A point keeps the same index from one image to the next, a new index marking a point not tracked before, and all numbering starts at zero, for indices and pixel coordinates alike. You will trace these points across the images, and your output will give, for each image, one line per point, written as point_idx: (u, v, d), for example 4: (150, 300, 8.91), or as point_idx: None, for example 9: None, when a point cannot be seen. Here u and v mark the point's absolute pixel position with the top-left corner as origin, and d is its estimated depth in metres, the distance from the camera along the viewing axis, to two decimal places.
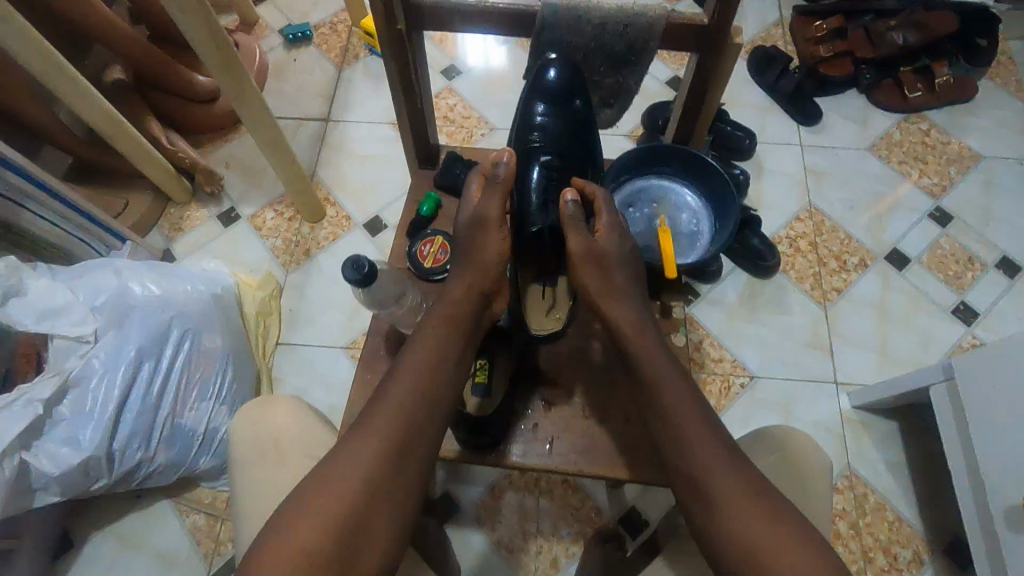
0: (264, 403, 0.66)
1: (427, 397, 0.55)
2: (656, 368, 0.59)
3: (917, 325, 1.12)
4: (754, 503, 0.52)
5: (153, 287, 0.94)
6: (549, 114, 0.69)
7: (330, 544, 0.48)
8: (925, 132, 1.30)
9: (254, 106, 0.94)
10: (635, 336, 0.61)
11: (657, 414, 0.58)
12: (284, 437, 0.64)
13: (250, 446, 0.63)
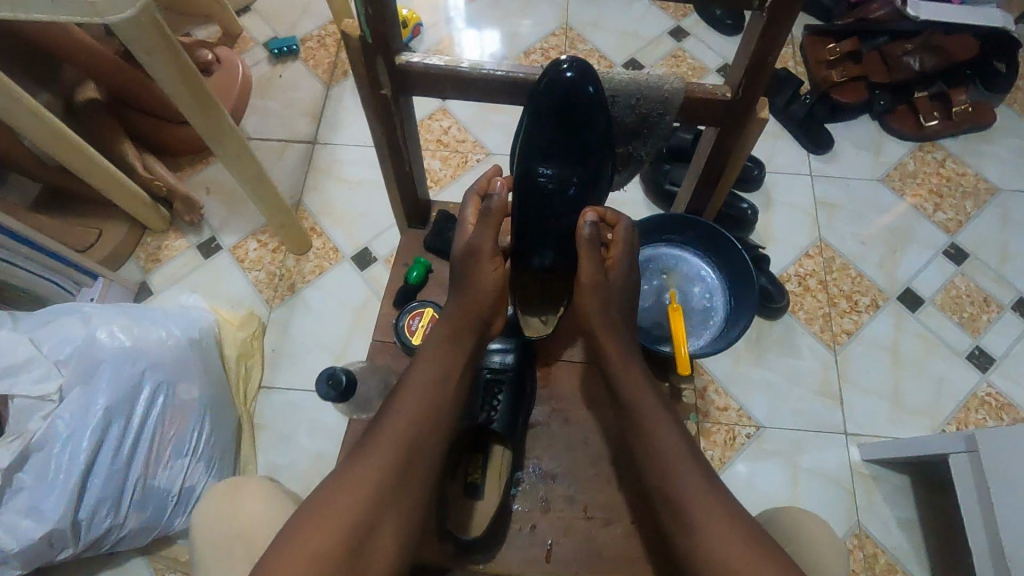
0: (237, 485, 0.60)
1: (432, 416, 0.59)
2: (644, 400, 0.61)
3: (930, 371, 1.07)
4: (732, 526, 0.54)
5: (124, 337, 0.88)
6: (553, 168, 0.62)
7: (341, 549, 0.51)
8: (940, 162, 1.25)
9: (231, 143, 0.87)
10: (625, 370, 0.62)
11: (644, 441, 0.60)
12: (254, 534, 0.57)
13: (221, 546, 0.57)
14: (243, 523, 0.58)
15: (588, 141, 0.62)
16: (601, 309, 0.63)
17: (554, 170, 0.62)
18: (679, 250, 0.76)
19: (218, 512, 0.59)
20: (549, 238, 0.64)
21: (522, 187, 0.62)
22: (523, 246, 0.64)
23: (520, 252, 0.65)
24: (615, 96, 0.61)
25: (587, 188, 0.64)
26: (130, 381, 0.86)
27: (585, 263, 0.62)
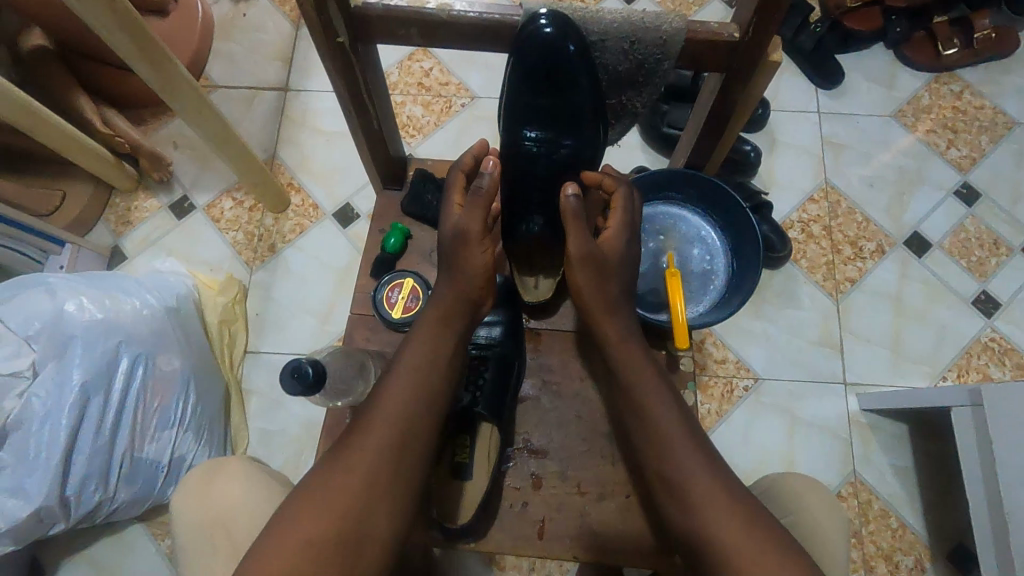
0: (215, 469, 0.58)
1: (424, 401, 0.56)
2: (642, 379, 0.59)
3: (934, 318, 1.04)
4: (735, 506, 0.52)
5: (94, 309, 0.84)
6: (541, 133, 0.60)
7: (331, 541, 0.49)
8: (957, 95, 1.17)
9: (188, 99, 0.80)
10: (621, 349, 0.60)
11: (643, 422, 0.58)
12: (236, 519, 0.55)
13: (201, 533, 0.55)
14: (224, 510, 0.56)
15: (574, 99, 0.58)
16: (595, 288, 0.60)
17: (540, 133, 0.60)
18: (679, 209, 0.72)
19: (197, 501, 0.56)
20: (539, 199, 0.63)
21: (508, 151, 0.61)
22: (513, 210, 0.63)
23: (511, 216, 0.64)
24: (602, 42, 0.55)
25: (578, 150, 0.62)
26: (105, 354, 0.82)
27: (573, 240, 0.58)
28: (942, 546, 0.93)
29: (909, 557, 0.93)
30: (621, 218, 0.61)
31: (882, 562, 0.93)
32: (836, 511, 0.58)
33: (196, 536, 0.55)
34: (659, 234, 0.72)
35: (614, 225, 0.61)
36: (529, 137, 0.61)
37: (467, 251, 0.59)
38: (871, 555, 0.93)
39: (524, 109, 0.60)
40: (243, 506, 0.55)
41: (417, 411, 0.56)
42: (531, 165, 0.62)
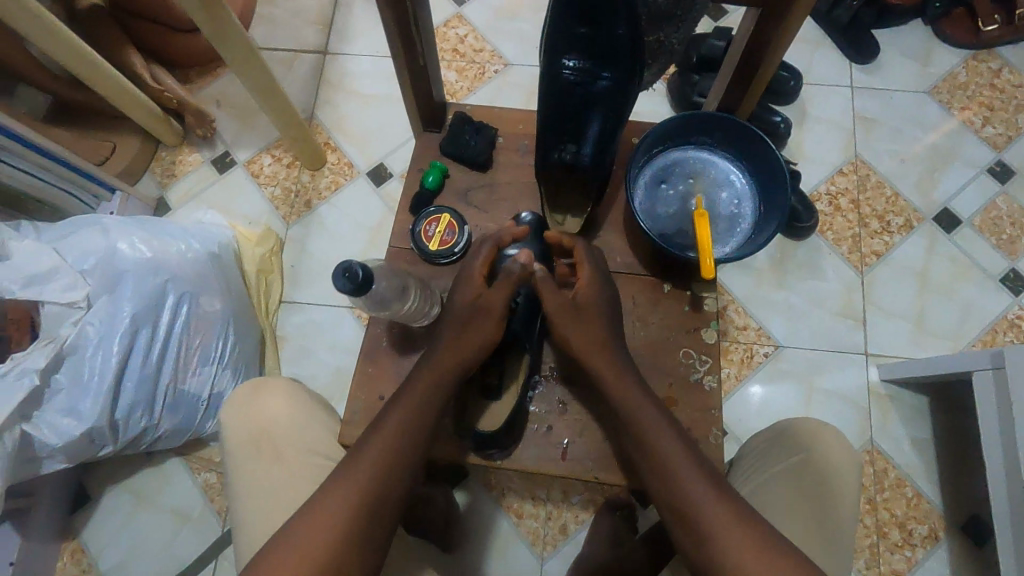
0: (259, 388, 0.61)
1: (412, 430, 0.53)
2: (646, 413, 0.54)
3: (961, 294, 1.04)
4: (753, 534, 0.48)
5: (143, 249, 0.88)
6: (581, 61, 0.55)
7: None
8: (995, 73, 1.15)
9: (237, 50, 0.84)
10: (623, 386, 0.56)
11: (649, 454, 0.53)
12: (281, 430, 0.59)
13: (245, 442, 0.59)
14: (269, 422, 0.59)
15: (615, 32, 0.53)
16: (586, 335, 0.57)
17: (578, 64, 0.55)
18: (708, 153, 0.62)
19: (241, 413, 0.59)
20: (575, 133, 0.58)
21: (546, 83, 0.56)
22: (550, 141, 0.58)
23: (548, 148, 0.59)
24: None
25: (621, 81, 0.55)
26: (153, 292, 0.87)
27: (547, 296, 0.58)
28: (957, 517, 0.94)
29: (923, 526, 0.94)
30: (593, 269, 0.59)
31: (895, 529, 0.94)
32: (849, 460, 0.59)
33: (239, 444, 0.59)
34: (687, 179, 0.61)
35: (585, 277, 0.59)
36: (568, 65, 0.55)
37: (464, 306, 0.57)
38: (884, 522, 0.94)
39: (563, 34, 0.54)
40: (288, 419, 0.60)
41: (404, 437, 0.53)
42: (571, 94, 0.56)
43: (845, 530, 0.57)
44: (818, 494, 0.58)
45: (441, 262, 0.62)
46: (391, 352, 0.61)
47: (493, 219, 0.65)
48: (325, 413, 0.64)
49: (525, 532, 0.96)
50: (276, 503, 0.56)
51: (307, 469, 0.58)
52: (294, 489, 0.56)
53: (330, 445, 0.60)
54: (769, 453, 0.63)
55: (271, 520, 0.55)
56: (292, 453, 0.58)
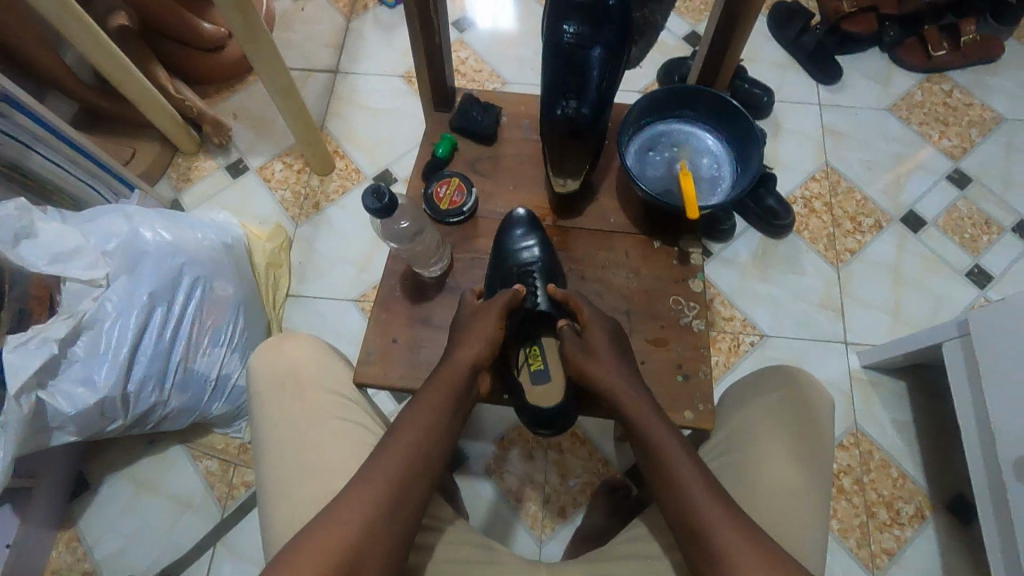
0: (283, 337, 0.65)
1: (429, 450, 0.54)
2: (658, 433, 0.56)
3: (931, 288, 1.11)
4: (761, 554, 0.49)
5: (164, 234, 0.93)
6: (580, 25, 0.64)
7: None
8: (948, 93, 1.27)
9: (263, 51, 0.95)
10: (639, 406, 0.57)
11: (662, 471, 0.54)
12: (301, 372, 0.62)
13: (268, 380, 0.62)
14: (291, 361, 0.63)
15: (608, 4, 0.64)
16: (596, 364, 0.59)
17: (577, 28, 0.64)
18: (690, 125, 0.72)
19: (265, 353, 0.63)
20: (575, 84, 0.62)
21: (550, 46, 0.64)
22: (554, 89, 0.63)
23: (553, 97, 0.63)
24: None
25: (615, 42, 0.64)
26: (170, 273, 0.91)
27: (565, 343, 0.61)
28: (943, 496, 0.97)
29: (910, 505, 0.96)
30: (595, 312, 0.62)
31: (883, 508, 0.96)
32: (828, 399, 0.61)
33: (263, 380, 0.62)
34: (672, 147, 0.71)
35: (587, 315, 0.61)
36: (568, 30, 0.64)
37: (465, 326, 0.60)
38: (872, 502, 0.97)
39: (564, 8, 0.65)
40: (309, 363, 0.63)
41: (420, 457, 0.54)
42: (571, 51, 0.63)
43: (821, 466, 0.59)
44: (801, 429, 0.60)
45: (450, 221, 0.69)
46: (404, 300, 0.66)
47: (498, 187, 0.72)
48: (343, 360, 0.67)
49: (524, 515, 0.98)
50: (298, 434, 0.59)
51: (326, 404, 0.61)
52: (315, 421, 0.60)
53: (347, 385, 0.64)
54: (750, 389, 0.64)
55: (293, 447, 0.58)
56: (312, 392, 0.61)
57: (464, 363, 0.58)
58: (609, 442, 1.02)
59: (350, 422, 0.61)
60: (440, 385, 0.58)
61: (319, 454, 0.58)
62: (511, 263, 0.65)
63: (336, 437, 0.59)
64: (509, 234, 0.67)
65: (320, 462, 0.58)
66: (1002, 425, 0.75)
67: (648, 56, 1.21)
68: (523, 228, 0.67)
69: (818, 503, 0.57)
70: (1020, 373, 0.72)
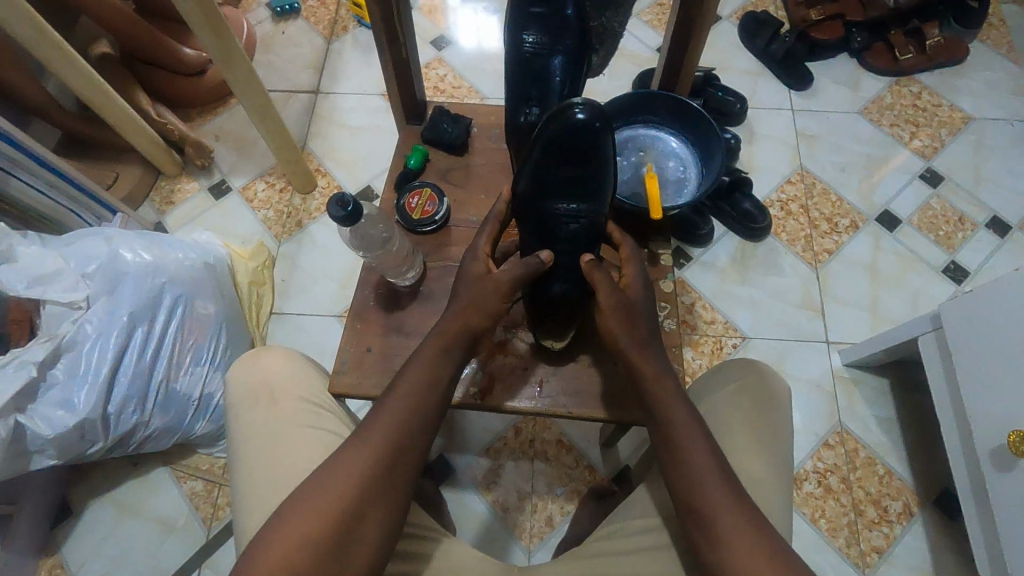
0: (259, 350, 0.65)
1: (424, 405, 0.54)
2: (667, 400, 0.55)
3: (908, 285, 1.12)
4: (751, 522, 0.50)
5: (145, 255, 0.93)
6: (539, 34, 0.65)
7: (327, 533, 0.47)
8: (916, 95, 1.30)
9: (240, 70, 0.97)
10: (658, 384, 0.56)
11: (673, 446, 0.54)
12: (276, 382, 0.62)
13: (241, 392, 0.62)
14: (268, 375, 0.63)
15: (566, 12, 0.65)
16: (630, 336, 0.57)
17: (537, 36, 0.65)
18: (656, 129, 0.74)
19: (243, 365, 0.63)
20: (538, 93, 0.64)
21: (511, 56, 0.65)
22: (516, 98, 0.65)
23: (515, 102, 0.65)
24: None
25: (576, 49, 0.66)
26: (150, 294, 0.91)
27: (601, 290, 0.58)
28: (928, 492, 0.97)
29: (897, 502, 0.96)
30: (639, 271, 0.61)
31: (871, 506, 0.96)
32: (786, 389, 0.62)
33: (240, 396, 0.62)
34: (638, 151, 0.73)
35: (632, 273, 0.61)
36: (528, 42, 0.65)
37: (472, 294, 0.57)
38: (859, 500, 0.97)
39: (521, 21, 0.65)
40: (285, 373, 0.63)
41: (413, 414, 0.53)
42: (534, 61, 0.65)
43: (786, 457, 0.60)
44: (763, 421, 0.60)
45: (423, 230, 0.70)
46: (377, 310, 0.66)
47: (469, 195, 0.73)
48: (322, 374, 0.68)
49: (513, 526, 0.97)
50: (272, 446, 0.59)
51: (302, 413, 0.61)
52: (290, 431, 0.60)
53: (324, 397, 0.64)
54: (714, 379, 0.65)
55: (268, 457, 0.58)
56: (287, 401, 0.62)
57: (460, 327, 0.56)
58: (595, 449, 1.02)
59: (324, 431, 0.61)
60: (430, 344, 0.56)
61: (294, 464, 0.58)
62: (552, 198, 0.60)
63: (312, 446, 0.59)
64: (574, 167, 0.58)
65: (294, 472, 0.57)
66: (980, 415, 0.76)
67: (622, 68, 1.23)
68: (589, 145, 0.57)
69: (781, 495, 0.58)
70: (996, 360, 0.73)
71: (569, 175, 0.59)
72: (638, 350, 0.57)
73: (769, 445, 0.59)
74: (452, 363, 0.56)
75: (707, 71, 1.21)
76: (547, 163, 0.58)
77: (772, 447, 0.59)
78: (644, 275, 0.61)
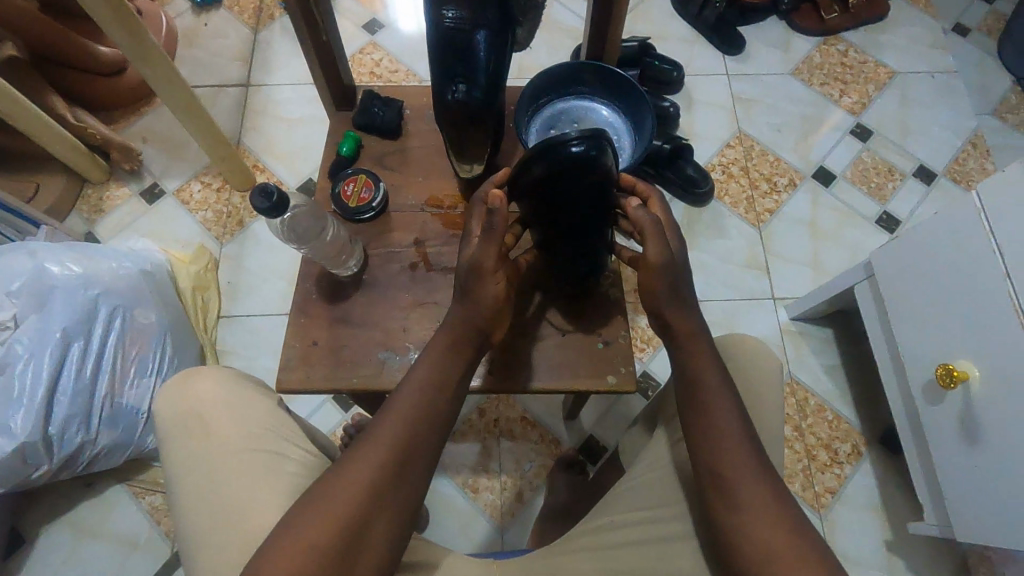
0: (189, 373, 0.62)
1: (435, 403, 0.53)
2: (701, 367, 0.56)
3: (846, 238, 1.17)
4: (772, 493, 0.51)
5: (74, 267, 0.89)
6: (459, 9, 0.60)
7: (335, 540, 0.46)
8: (843, 53, 1.34)
9: (157, 64, 0.92)
10: (693, 348, 0.57)
11: (704, 413, 0.55)
12: (206, 408, 0.59)
13: (174, 422, 0.59)
14: (197, 402, 0.60)
15: None
16: (667, 294, 0.58)
17: (457, 11, 0.60)
18: (587, 100, 0.75)
19: (172, 393, 0.60)
20: (464, 69, 0.61)
21: (432, 33, 0.61)
22: (442, 74, 0.61)
23: (443, 79, 0.61)
24: None
25: (499, 21, 0.61)
26: (84, 307, 0.87)
27: (652, 242, 0.57)
28: (874, 431, 1.02)
29: (846, 444, 1.01)
30: (665, 209, 0.62)
31: (822, 450, 1.01)
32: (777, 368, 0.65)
33: (171, 425, 0.59)
34: (573, 123, 0.73)
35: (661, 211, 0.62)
36: (449, 18, 0.60)
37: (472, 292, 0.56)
38: (812, 445, 1.01)
39: None
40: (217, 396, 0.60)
41: (421, 416, 0.52)
42: (457, 39, 0.60)
43: (771, 437, 0.63)
44: (753, 404, 0.63)
45: (361, 218, 0.68)
46: (321, 302, 0.65)
47: (407, 179, 0.71)
48: (259, 390, 0.65)
49: (483, 505, 0.98)
50: (211, 477, 0.56)
51: (235, 438, 0.58)
52: (225, 459, 0.57)
53: (262, 418, 0.61)
54: None
55: (206, 490, 0.56)
56: (221, 428, 0.59)
57: (465, 321, 0.56)
58: (560, 422, 1.03)
59: (265, 452, 0.58)
60: (438, 341, 0.55)
61: (232, 493, 0.55)
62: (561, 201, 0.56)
63: (253, 472, 0.56)
64: (576, 180, 0.54)
65: (233, 503, 0.55)
66: (911, 353, 0.80)
67: (559, 42, 1.23)
68: (587, 168, 0.53)
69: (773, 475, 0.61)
70: (922, 299, 0.77)
71: (573, 189, 0.55)
72: (675, 313, 0.58)
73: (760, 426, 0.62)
74: (459, 361, 0.56)
75: (643, 40, 1.22)
76: (549, 184, 0.54)
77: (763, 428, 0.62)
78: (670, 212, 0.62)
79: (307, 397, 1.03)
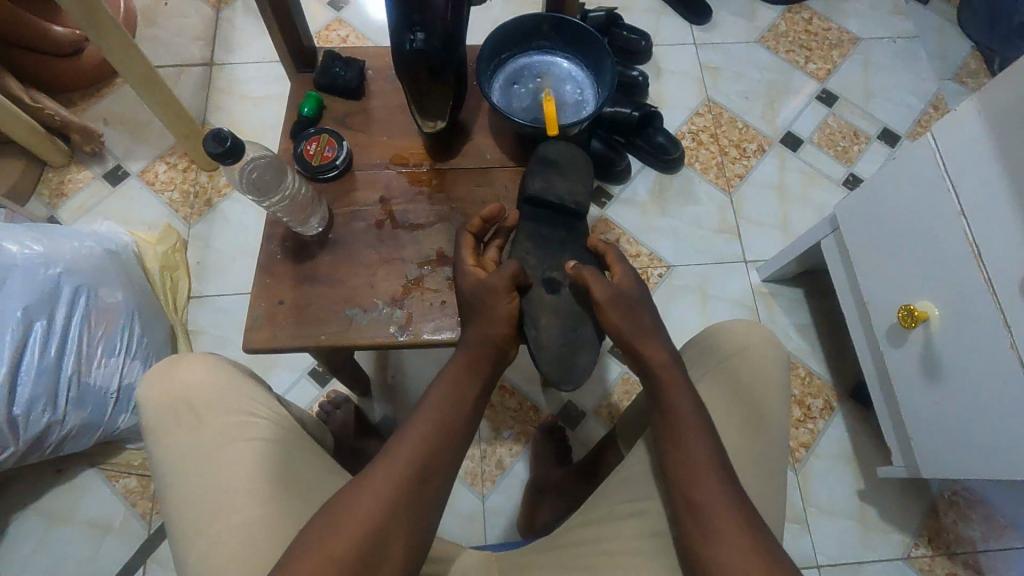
0: (174, 359, 0.60)
1: (451, 424, 0.55)
2: (675, 396, 0.58)
3: (813, 200, 1.19)
4: (741, 519, 0.51)
5: (34, 247, 0.86)
6: None
7: (355, 549, 0.46)
8: (808, 21, 1.36)
9: (113, 35, 0.89)
10: (666, 376, 0.60)
11: (675, 438, 0.57)
12: (197, 397, 0.58)
13: (163, 411, 0.57)
14: (185, 388, 0.58)
15: None
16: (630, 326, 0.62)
17: None
18: (549, 55, 0.75)
19: (158, 379, 0.59)
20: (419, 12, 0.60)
21: None
22: (399, 21, 0.61)
23: (400, 24, 0.61)
24: None
25: None
26: (46, 286, 0.85)
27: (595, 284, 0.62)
28: (845, 386, 1.04)
29: (819, 399, 1.03)
30: (626, 267, 0.66)
31: (796, 406, 1.03)
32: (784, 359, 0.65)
33: (158, 413, 0.57)
34: (535, 78, 0.74)
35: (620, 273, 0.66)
36: None
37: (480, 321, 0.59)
38: None
39: None
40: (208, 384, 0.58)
41: (437, 438, 0.53)
42: None
43: (776, 430, 0.62)
44: (753, 397, 0.63)
45: (324, 176, 0.67)
46: (287, 263, 0.64)
47: (371, 139, 0.71)
48: (252, 378, 0.63)
49: (464, 474, 0.98)
50: (203, 472, 0.55)
51: (231, 427, 0.57)
52: (220, 448, 0.56)
53: (252, 401, 0.59)
54: (708, 350, 0.68)
55: (198, 485, 0.54)
56: (213, 418, 0.57)
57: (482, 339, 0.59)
58: (537, 389, 1.04)
59: (259, 440, 0.57)
60: (456, 367, 0.58)
61: (226, 485, 0.54)
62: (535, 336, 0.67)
63: (239, 458, 0.55)
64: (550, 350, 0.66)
65: (225, 497, 0.53)
66: (874, 301, 0.81)
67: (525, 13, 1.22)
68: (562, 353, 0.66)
69: (773, 469, 0.61)
70: (881, 245, 0.78)
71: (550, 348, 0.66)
72: (643, 342, 0.62)
73: (762, 417, 0.62)
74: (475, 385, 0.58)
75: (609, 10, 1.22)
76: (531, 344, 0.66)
77: (765, 419, 0.62)
78: (632, 271, 0.66)
79: (282, 373, 1.02)
